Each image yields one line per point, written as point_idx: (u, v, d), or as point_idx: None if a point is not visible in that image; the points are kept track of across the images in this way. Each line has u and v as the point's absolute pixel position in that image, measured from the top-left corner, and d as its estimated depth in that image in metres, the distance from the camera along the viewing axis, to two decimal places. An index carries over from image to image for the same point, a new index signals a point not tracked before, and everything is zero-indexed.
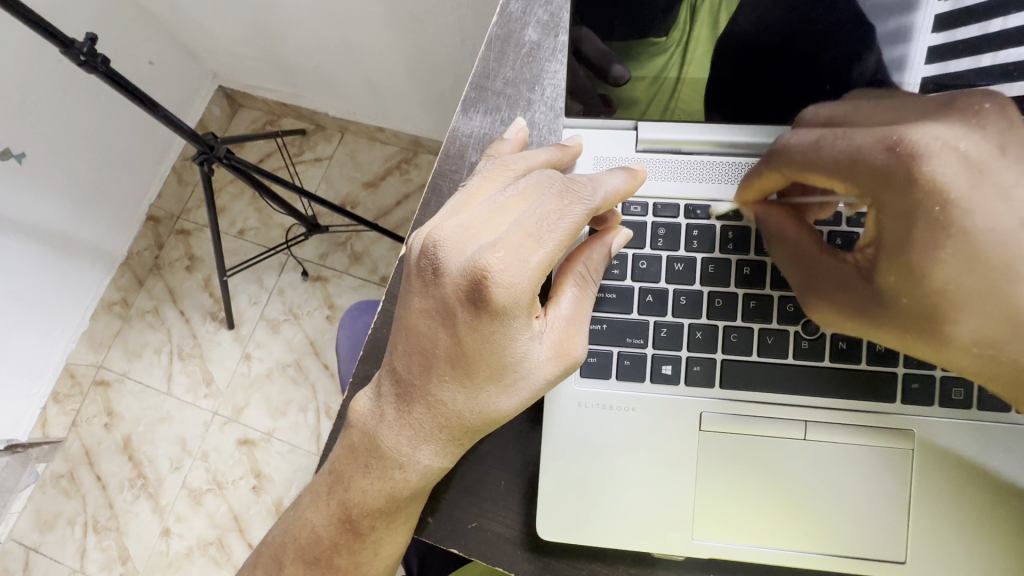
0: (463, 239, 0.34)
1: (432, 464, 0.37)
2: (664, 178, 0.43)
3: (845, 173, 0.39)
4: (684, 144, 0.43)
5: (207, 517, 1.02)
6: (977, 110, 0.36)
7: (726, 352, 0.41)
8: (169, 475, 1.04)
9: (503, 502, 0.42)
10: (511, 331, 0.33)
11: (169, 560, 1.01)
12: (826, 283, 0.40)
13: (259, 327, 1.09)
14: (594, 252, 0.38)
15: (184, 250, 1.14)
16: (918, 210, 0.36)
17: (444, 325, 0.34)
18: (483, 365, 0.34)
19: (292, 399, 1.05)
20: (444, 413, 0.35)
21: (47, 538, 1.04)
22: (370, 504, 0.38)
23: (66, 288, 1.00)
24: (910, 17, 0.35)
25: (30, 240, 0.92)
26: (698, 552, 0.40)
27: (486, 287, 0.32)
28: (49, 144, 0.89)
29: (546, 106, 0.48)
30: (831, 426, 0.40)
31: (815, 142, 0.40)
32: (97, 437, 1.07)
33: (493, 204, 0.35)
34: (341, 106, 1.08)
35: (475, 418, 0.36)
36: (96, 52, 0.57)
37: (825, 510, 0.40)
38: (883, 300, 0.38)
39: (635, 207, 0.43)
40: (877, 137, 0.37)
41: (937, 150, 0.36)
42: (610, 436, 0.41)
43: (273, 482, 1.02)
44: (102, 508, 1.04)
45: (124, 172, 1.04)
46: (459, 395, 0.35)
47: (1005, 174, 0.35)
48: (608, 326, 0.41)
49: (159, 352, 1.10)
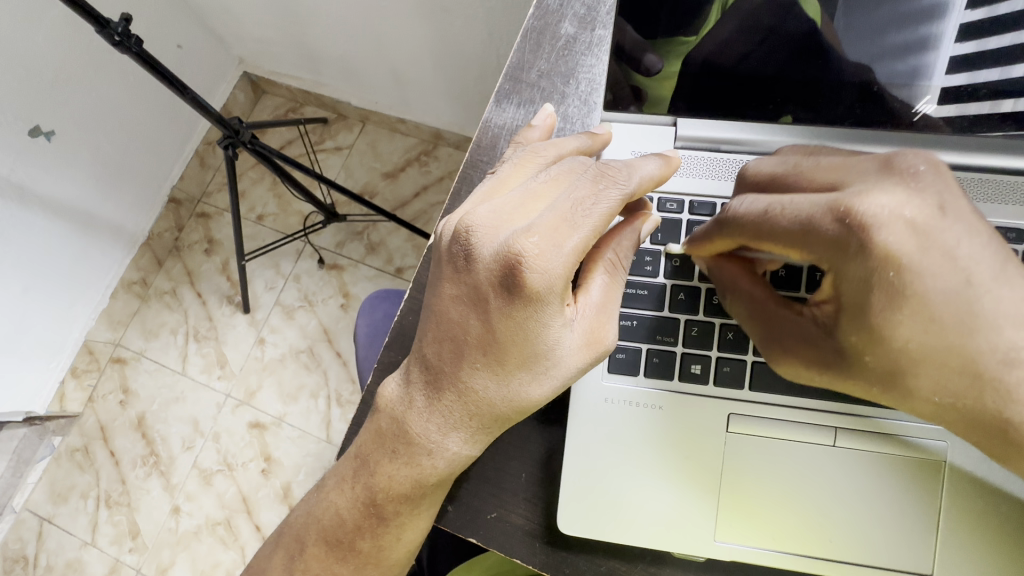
0: (495, 227, 0.34)
1: (460, 451, 0.37)
2: (697, 175, 0.43)
3: (795, 244, 0.33)
4: (724, 142, 0.42)
5: (217, 497, 1.03)
6: (914, 171, 0.32)
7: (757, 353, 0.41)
8: (181, 454, 1.05)
9: (524, 495, 0.42)
10: (544, 316, 0.33)
11: (178, 538, 1.02)
12: (786, 339, 0.37)
13: (274, 313, 1.10)
14: (622, 243, 0.37)
15: (204, 233, 1.15)
16: (873, 278, 0.31)
17: (475, 311, 0.34)
18: (515, 352, 0.34)
19: (304, 385, 1.06)
20: (476, 400, 0.35)
21: (60, 510, 1.05)
22: (395, 490, 0.38)
23: (88, 264, 1.02)
24: (939, 26, 0.38)
25: (56, 216, 0.94)
26: (720, 554, 0.40)
27: (521, 272, 0.32)
28: (78, 121, 0.91)
29: (580, 100, 0.48)
30: (860, 434, 0.40)
31: (762, 211, 0.35)
32: (113, 414, 1.08)
33: (524, 192, 0.34)
34: (364, 97, 1.09)
35: (506, 404, 0.35)
36: (132, 33, 0.58)
37: (850, 516, 0.39)
38: (844, 361, 0.34)
39: (671, 204, 0.42)
40: (823, 205, 0.32)
41: (886, 219, 0.31)
42: (635, 433, 0.40)
43: (282, 466, 1.03)
44: (115, 483, 1.06)
45: (148, 153, 1.05)
46: (490, 382, 0.35)
47: (950, 237, 0.31)
48: (638, 323, 0.41)
49: (176, 332, 1.11)
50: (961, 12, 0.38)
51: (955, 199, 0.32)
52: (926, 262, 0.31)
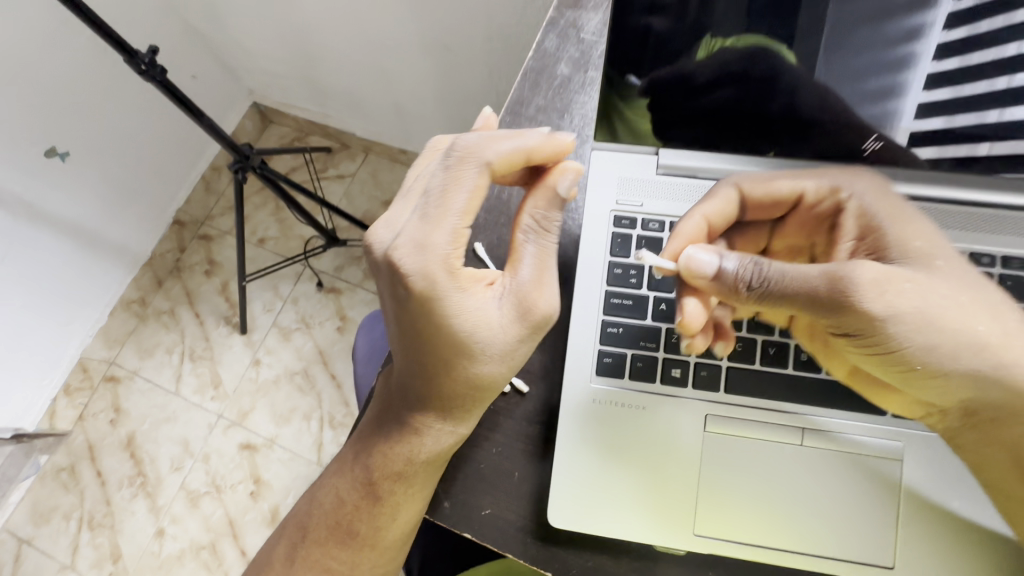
0: (423, 244, 0.36)
1: (433, 429, 0.41)
2: (678, 200, 0.47)
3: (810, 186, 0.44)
4: (701, 170, 0.46)
5: (203, 520, 1.01)
6: None
7: (732, 359, 0.43)
8: (169, 475, 1.04)
9: (514, 492, 0.43)
10: (478, 311, 0.38)
11: (160, 562, 0.99)
12: None
13: (271, 334, 1.11)
14: (549, 209, 0.39)
15: (205, 254, 1.17)
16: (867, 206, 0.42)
17: (420, 320, 0.38)
18: (444, 338, 0.38)
19: (297, 407, 1.07)
20: (430, 383, 0.40)
21: (41, 531, 1.03)
22: (385, 476, 0.43)
23: (89, 282, 1.04)
24: (906, 75, 0.41)
25: (62, 234, 0.96)
26: (699, 548, 0.41)
27: (402, 274, 0.36)
28: (91, 144, 0.94)
29: (573, 133, 0.52)
30: (829, 433, 0.42)
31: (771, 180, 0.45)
32: (102, 432, 1.08)
33: (432, 205, 0.37)
34: (368, 128, 1.14)
35: (469, 389, 0.39)
36: (156, 63, 0.61)
37: (815, 511, 0.41)
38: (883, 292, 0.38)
39: (653, 224, 0.46)
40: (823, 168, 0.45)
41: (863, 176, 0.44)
42: (620, 431, 0.42)
43: (271, 489, 1.02)
44: (100, 504, 1.04)
45: (156, 177, 1.09)
46: (439, 366, 0.39)
47: None
48: (625, 330, 0.44)
49: (171, 352, 1.12)
50: (927, 62, 0.41)
51: None
52: None
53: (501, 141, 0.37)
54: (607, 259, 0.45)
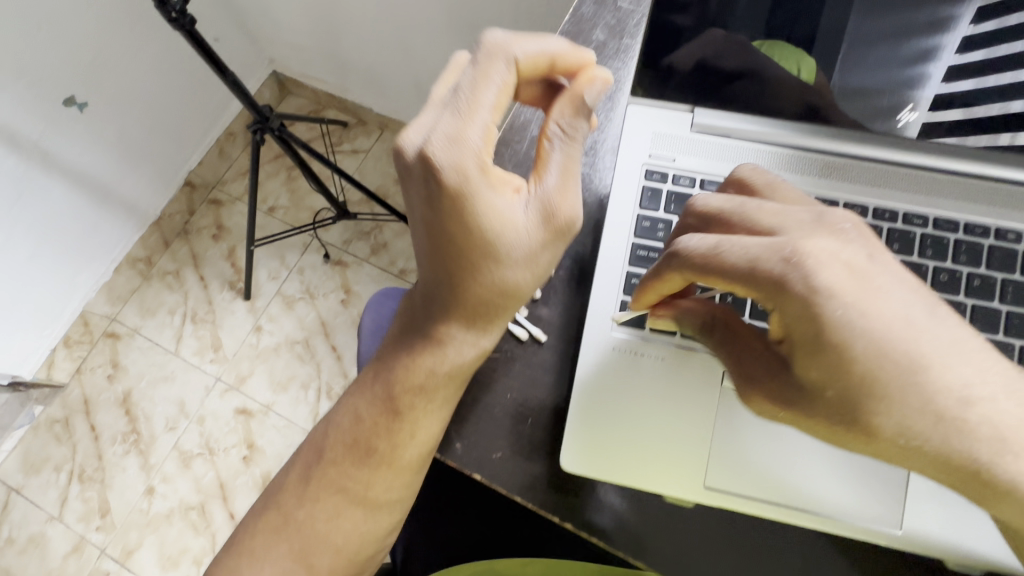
0: (457, 138, 0.35)
1: (458, 336, 0.41)
2: (712, 158, 0.46)
3: (743, 280, 0.34)
4: (735, 130, 0.46)
5: (194, 481, 1.01)
6: (841, 228, 0.35)
7: (754, 316, 0.43)
8: (163, 434, 1.04)
9: (526, 436, 0.45)
10: (507, 210, 0.37)
11: (148, 520, 0.99)
12: (756, 372, 0.36)
13: (274, 302, 1.11)
14: (577, 117, 0.38)
15: (213, 219, 1.18)
16: (813, 313, 0.32)
17: (448, 217, 0.37)
18: (473, 238, 0.37)
19: (296, 375, 1.07)
20: (456, 287, 0.39)
21: (30, 481, 1.03)
22: (407, 389, 0.42)
23: (98, 235, 1.04)
24: (913, 93, 0.43)
25: (74, 185, 0.96)
26: (708, 499, 0.41)
27: (434, 168, 0.35)
28: (109, 97, 0.94)
29: (606, 97, 0.52)
30: None
31: (714, 246, 0.35)
32: (99, 387, 1.08)
33: (463, 97, 0.36)
34: (387, 104, 1.14)
35: (489, 295, 0.39)
36: (187, 12, 0.61)
37: (822, 469, 0.41)
38: (807, 394, 0.34)
39: (684, 180, 0.46)
40: (771, 248, 0.33)
41: (825, 260, 0.33)
42: (637, 379, 0.43)
43: (264, 454, 1.02)
44: (91, 458, 1.04)
45: (171, 137, 1.09)
46: (465, 270, 0.38)
47: (882, 279, 0.33)
48: None
49: (174, 313, 1.12)
50: (936, 84, 0.42)
51: (877, 253, 0.35)
52: (866, 298, 0.32)
53: (526, 41, 0.37)
54: (636, 211, 0.45)
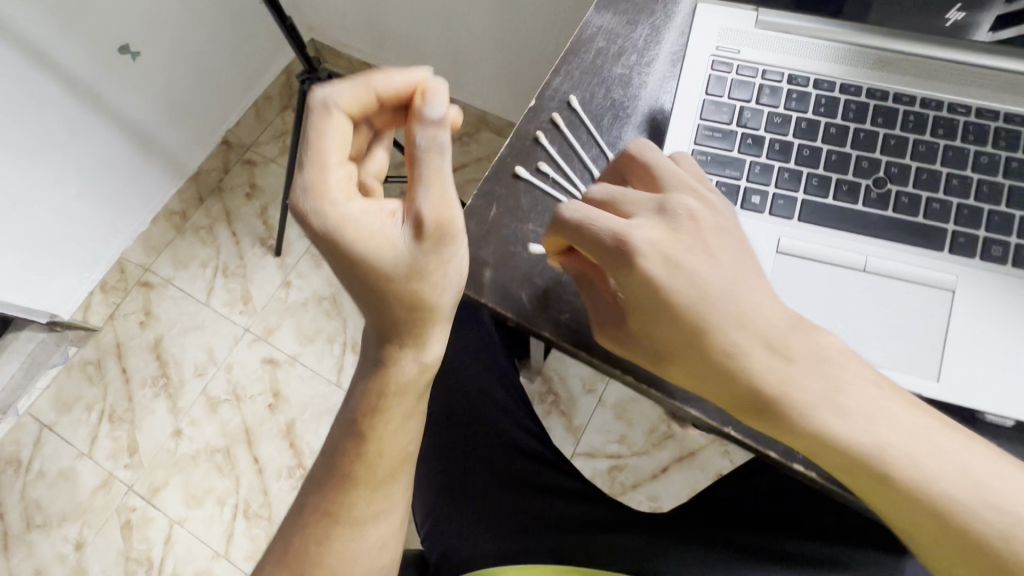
0: (313, 188, 0.39)
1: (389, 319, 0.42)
2: (776, 53, 0.46)
3: (597, 253, 0.38)
4: (797, 25, 0.46)
5: (220, 425, 1.04)
6: (681, 210, 0.38)
7: (808, 192, 0.43)
8: (192, 379, 1.08)
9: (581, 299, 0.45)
10: (380, 234, 0.40)
11: (175, 460, 1.03)
12: (603, 320, 0.41)
13: (303, 260, 1.14)
14: (432, 127, 0.39)
15: (247, 178, 1.21)
16: (649, 289, 0.37)
17: (336, 254, 0.40)
18: (357, 260, 0.40)
19: (322, 329, 1.10)
20: (362, 299, 0.42)
21: (62, 418, 1.06)
22: (375, 403, 0.44)
23: (138, 184, 1.07)
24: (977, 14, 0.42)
25: (120, 132, 0.99)
26: None
27: (303, 219, 0.40)
28: (160, 48, 0.98)
29: (671, 16, 0.50)
30: (893, 260, 0.42)
31: (580, 219, 0.37)
32: (131, 333, 1.11)
33: (308, 151, 0.39)
34: None
35: (397, 304, 0.41)
36: None
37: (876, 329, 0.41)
38: (644, 350, 0.39)
39: (745, 70, 0.46)
40: (618, 228, 0.37)
41: (653, 249, 0.37)
42: None
43: (289, 403, 1.05)
44: (122, 399, 1.07)
45: (212, 94, 1.12)
46: (362, 284, 0.41)
47: (703, 261, 0.38)
48: (711, 156, 0.44)
49: (206, 266, 1.15)
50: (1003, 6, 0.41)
51: (711, 237, 0.38)
52: (684, 282, 0.37)
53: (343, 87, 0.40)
54: (701, 96, 0.45)
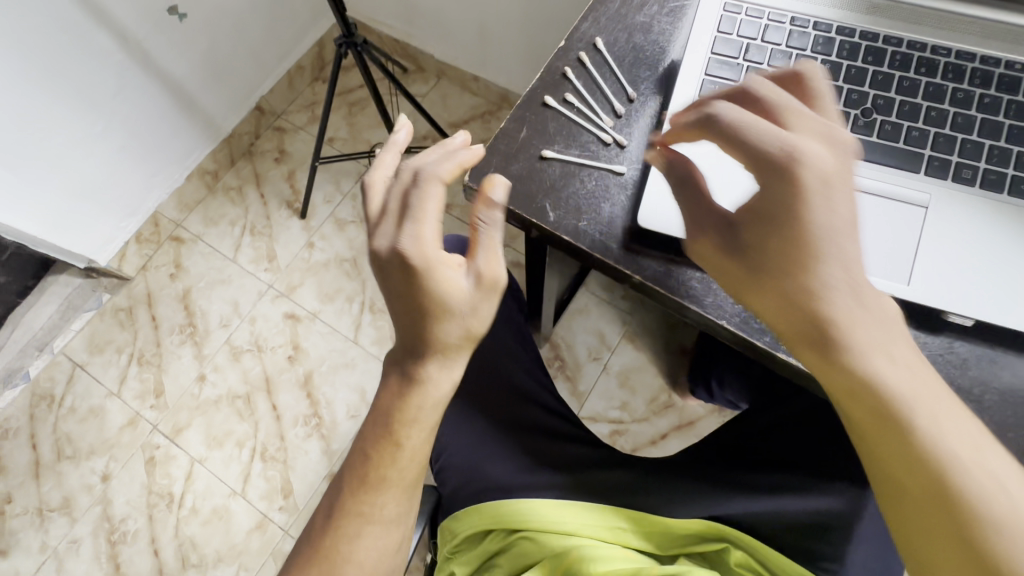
0: (415, 240, 0.41)
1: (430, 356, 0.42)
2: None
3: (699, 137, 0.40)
4: None
5: (242, 373, 1.10)
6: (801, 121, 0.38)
7: None
8: (217, 329, 1.13)
9: (588, 203, 0.48)
10: (455, 283, 0.41)
11: (198, 403, 1.08)
12: (703, 218, 0.40)
13: (327, 223, 1.20)
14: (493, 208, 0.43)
15: (277, 144, 1.27)
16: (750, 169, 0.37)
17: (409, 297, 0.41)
18: (427, 302, 0.41)
19: (343, 288, 1.15)
20: (415, 336, 0.42)
21: (94, 359, 1.12)
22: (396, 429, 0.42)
23: (175, 142, 1.13)
24: None
25: (162, 90, 1.05)
26: None
27: (397, 263, 0.40)
28: (204, 12, 1.03)
29: None
30: (879, 176, 0.45)
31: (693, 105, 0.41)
32: (161, 283, 1.17)
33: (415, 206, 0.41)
34: (447, 51, 1.22)
35: (449, 344, 0.42)
36: None
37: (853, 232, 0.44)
38: (738, 249, 0.39)
39: (753, 11, 0.49)
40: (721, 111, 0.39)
41: (761, 136, 0.37)
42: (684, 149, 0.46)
43: (308, 356, 1.10)
44: (150, 344, 1.13)
45: (250, 60, 1.17)
46: (426, 321, 0.41)
47: (824, 167, 0.36)
48: (716, 84, 0.48)
49: (235, 224, 1.21)
50: None
51: (833, 151, 0.38)
52: (792, 176, 0.37)
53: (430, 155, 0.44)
54: (713, 33, 0.49)
